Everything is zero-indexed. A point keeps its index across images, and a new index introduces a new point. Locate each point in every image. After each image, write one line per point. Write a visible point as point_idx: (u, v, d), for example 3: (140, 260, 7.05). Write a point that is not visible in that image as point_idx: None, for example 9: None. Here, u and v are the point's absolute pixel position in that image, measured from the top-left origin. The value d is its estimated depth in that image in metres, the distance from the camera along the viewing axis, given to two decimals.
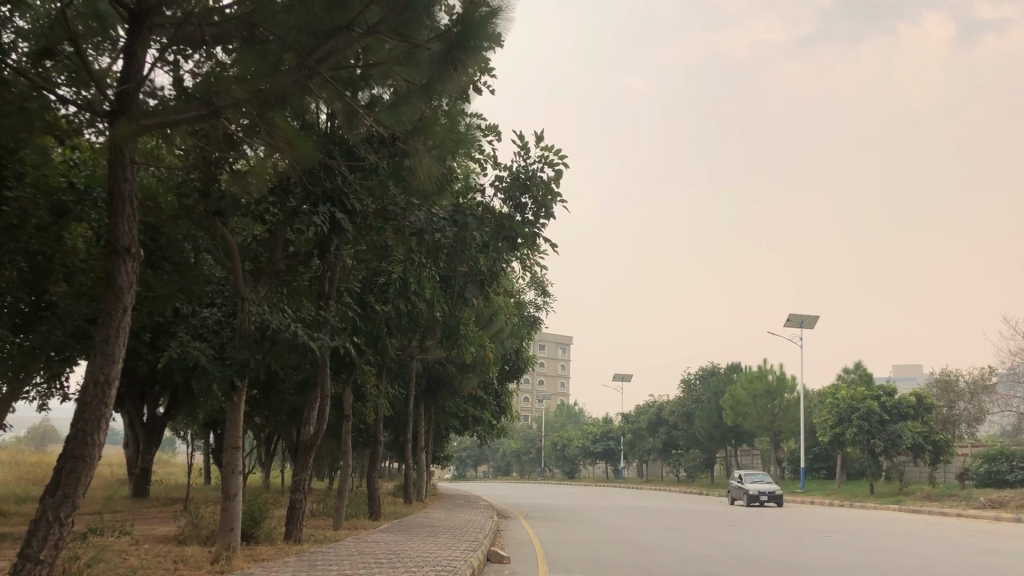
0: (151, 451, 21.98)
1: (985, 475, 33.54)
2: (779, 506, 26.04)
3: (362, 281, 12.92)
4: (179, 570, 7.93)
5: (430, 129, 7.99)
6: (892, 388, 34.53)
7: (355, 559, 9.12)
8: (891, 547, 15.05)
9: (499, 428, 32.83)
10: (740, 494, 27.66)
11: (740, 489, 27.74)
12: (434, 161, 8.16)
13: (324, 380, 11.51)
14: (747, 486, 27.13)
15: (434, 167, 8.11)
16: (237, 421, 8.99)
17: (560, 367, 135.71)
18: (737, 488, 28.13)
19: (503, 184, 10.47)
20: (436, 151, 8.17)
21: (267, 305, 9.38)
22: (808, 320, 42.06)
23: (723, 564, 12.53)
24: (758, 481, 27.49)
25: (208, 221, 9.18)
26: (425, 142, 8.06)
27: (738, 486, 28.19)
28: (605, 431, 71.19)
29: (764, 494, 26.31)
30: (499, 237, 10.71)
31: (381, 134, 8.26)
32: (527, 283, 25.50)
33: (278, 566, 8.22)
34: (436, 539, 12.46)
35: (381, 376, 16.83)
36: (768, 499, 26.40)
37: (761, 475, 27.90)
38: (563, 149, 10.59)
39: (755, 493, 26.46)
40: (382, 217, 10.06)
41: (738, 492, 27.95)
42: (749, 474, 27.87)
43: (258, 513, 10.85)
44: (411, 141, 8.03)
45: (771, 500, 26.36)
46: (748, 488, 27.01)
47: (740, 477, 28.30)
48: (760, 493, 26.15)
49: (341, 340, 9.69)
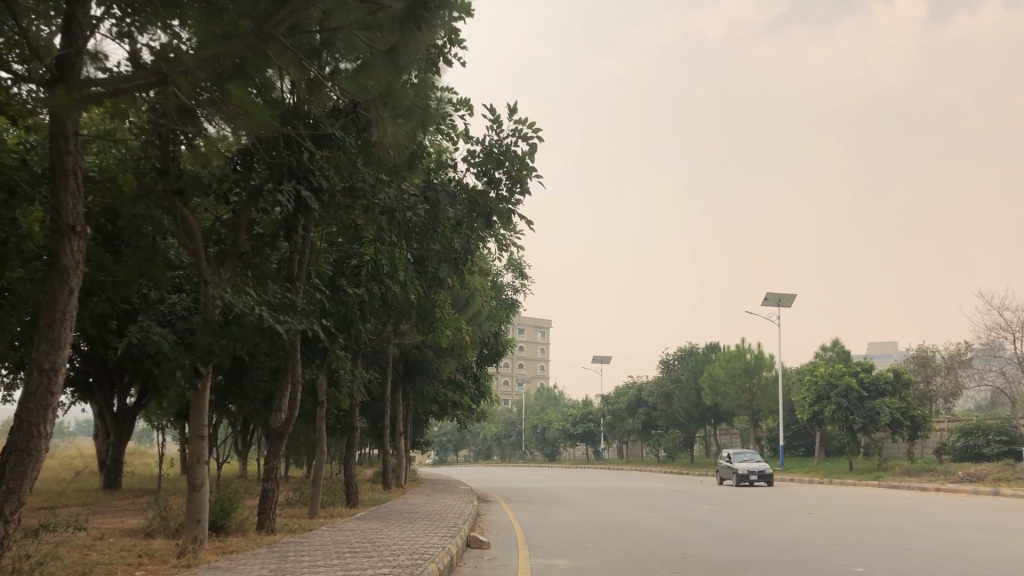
0: (122, 442, 21.48)
1: (962, 450, 33.74)
2: (765, 486, 25.91)
3: (334, 263, 12.74)
4: (142, 565, 7.60)
5: (395, 98, 7.58)
6: (869, 364, 34.65)
7: (328, 549, 8.82)
8: (874, 523, 14.96)
9: (479, 413, 32.64)
10: (728, 474, 27.50)
11: (728, 469, 27.55)
12: (402, 131, 7.63)
13: (295, 365, 11.19)
14: (735, 465, 26.95)
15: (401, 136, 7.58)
16: (202, 407, 8.64)
17: (538, 351, 135.76)
18: (725, 467, 27.93)
19: (475, 160, 10.07)
20: (404, 122, 7.66)
21: (231, 287, 8.96)
22: (786, 299, 42.13)
23: (705, 544, 12.35)
24: (746, 460, 27.29)
25: (168, 201, 8.79)
26: (390, 111, 7.58)
27: (725, 465, 28.01)
28: (585, 413, 71.26)
29: (752, 474, 26.11)
30: (472, 213, 10.14)
31: (345, 103, 7.91)
32: (503, 266, 25.23)
33: (247, 558, 7.89)
34: (414, 525, 12.19)
35: (356, 362, 16.52)
36: (755, 479, 26.26)
37: (749, 454, 27.72)
38: (536, 122, 10.24)
39: (742, 473, 26.26)
40: (351, 195, 9.82)
41: (726, 472, 27.76)
42: (736, 453, 27.68)
43: (228, 504, 10.52)
44: (374, 110, 7.58)
45: (758, 479, 26.21)
46: (736, 467, 26.80)
47: (728, 457, 28.08)
48: (748, 473, 25.97)
49: (310, 324, 9.33)
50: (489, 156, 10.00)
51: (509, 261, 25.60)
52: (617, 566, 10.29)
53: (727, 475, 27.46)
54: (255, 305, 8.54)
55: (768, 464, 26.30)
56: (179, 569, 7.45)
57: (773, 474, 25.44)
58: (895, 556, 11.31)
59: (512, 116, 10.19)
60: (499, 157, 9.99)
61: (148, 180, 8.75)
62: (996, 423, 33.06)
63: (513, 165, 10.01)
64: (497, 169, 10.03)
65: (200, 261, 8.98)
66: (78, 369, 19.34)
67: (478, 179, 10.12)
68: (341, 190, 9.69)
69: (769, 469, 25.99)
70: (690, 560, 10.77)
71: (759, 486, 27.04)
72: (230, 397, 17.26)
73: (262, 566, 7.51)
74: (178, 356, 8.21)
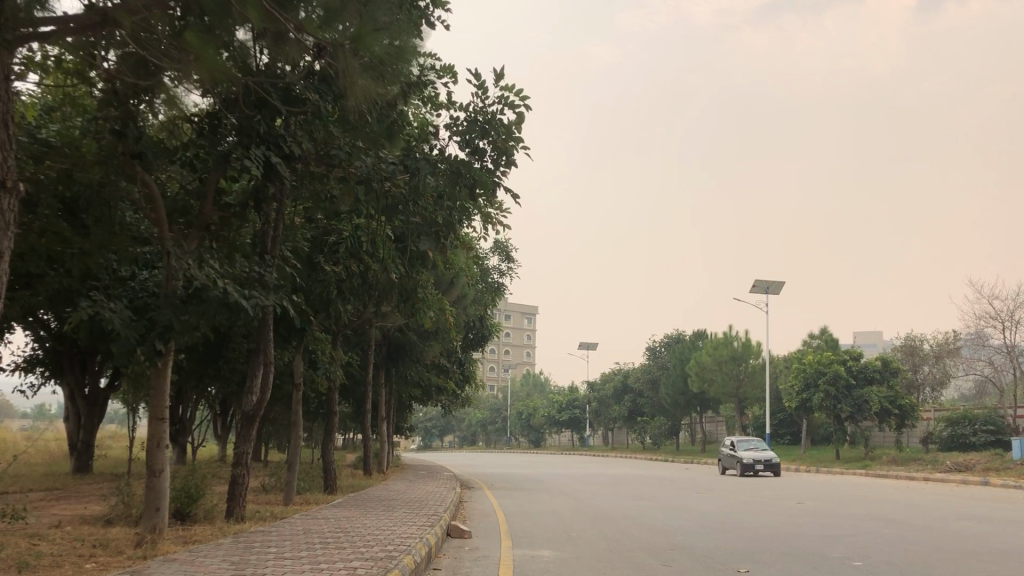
0: (94, 425, 20.90)
1: (950, 439, 33.47)
2: (770, 476, 25.28)
3: (312, 241, 12.19)
4: (94, 557, 7.05)
5: (363, 41, 7.10)
6: (857, 352, 34.32)
7: (298, 539, 8.29)
8: (869, 514, 14.53)
9: (464, 398, 32.11)
10: (732, 463, 26.88)
11: (731, 457, 26.92)
12: (369, 84, 7.30)
13: (268, 345, 10.56)
14: (739, 454, 26.32)
15: (368, 90, 7.24)
16: (163, 387, 8.08)
17: (524, 337, 135.47)
18: (727, 455, 27.25)
19: (457, 128, 9.50)
20: (371, 72, 7.33)
21: (194, 260, 8.35)
22: (774, 286, 41.82)
23: (696, 534, 11.85)
24: (752, 449, 26.63)
25: (128, 166, 8.20)
26: (356, 54, 7.18)
27: (728, 453, 27.40)
28: (571, 400, 70.81)
29: (757, 463, 25.44)
30: (454, 185, 9.65)
31: (314, 52, 7.52)
32: (489, 248, 24.70)
33: (208, 549, 7.35)
34: (392, 514, 11.69)
35: (336, 343, 15.97)
36: (761, 468, 25.63)
37: (753, 442, 27.06)
38: (524, 90, 9.69)
39: (748, 462, 25.56)
40: (326, 163, 9.47)
41: (728, 461, 27.14)
42: (740, 441, 27.02)
43: (194, 491, 9.96)
44: (339, 53, 7.21)
45: (763, 468, 25.58)
46: (741, 456, 26.12)
47: (732, 445, 27.41)
48: (752, 462, 25.36)
49: (281, 299, 8.69)
50: (473, 124, 9.44)
51: (494, 243, 25.08)
52: (605, 558, 9.80)
53: (731, 464, 26.82)
54: (219, 280, 7.87)
55: (774, 453, 25.65)
56: (131, 561, 6.90)
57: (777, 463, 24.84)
58: (896, 549, 10.85)
59: (499, 82, 9.64)
60: (484, 126, 9.44)
61: (105, 142, 8.10)
62: (984, 412, 32.84)
63: (499, 134, 9.44)
64: (481, 139, 9.46)
65: (162, 227, 8.31)
66: (47, 349, 18.76)
67: (461, 149, 9.54)
68: (314, 156, 9.30)
69: (774, 458, 25.39)
70: (681, 552, 10.26)
71: (766, 476, 26.39)
72: (205, 378, 16.67)
73: (223, 558, 6.96)
74: (132, 333, 7.62)
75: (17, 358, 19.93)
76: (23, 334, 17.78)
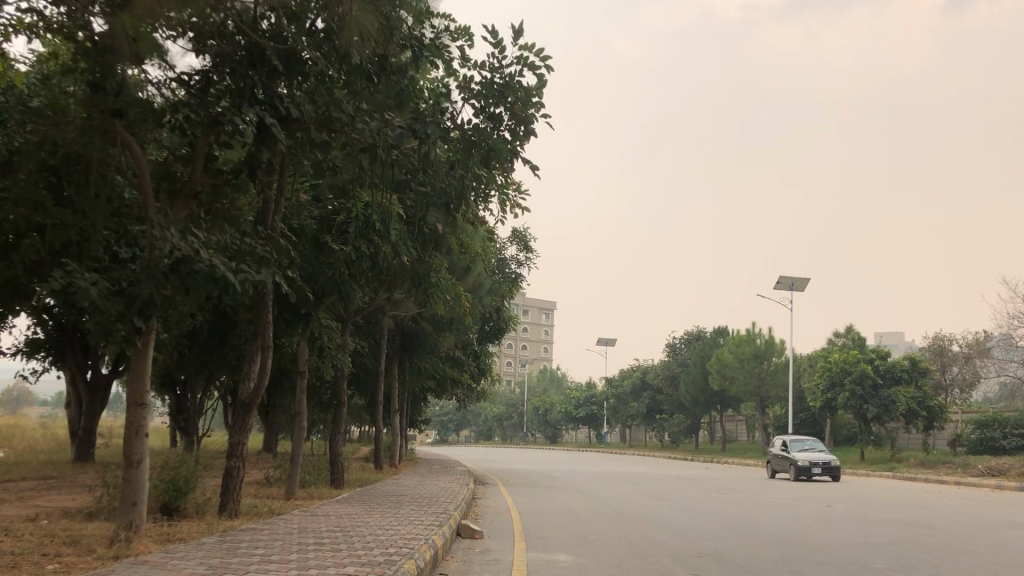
0: (96, 412, 20.38)
1: (979, 442, 32.37)
2: (825, 483, 24.04)
3: (320, 219, 11.61)
4: (58, 557, 6.33)
5: None
6: (885, 351, 33.31)
7: (291, 539, 7.56)
8: (911, 521, 13.63)
9: (481, 392, 31.33)
10: (781, 465, 25.69)
11: (783, 459, 25.69)
12: None
13: (266, 327, 9.87)
14: (792, 456, 25.09)
15: None
16: (145, 369, 7.38)
17: (542, 333, 134.83)
18: (777, 456, 26.09)
19: (471, 91, 8.70)
20: None
21: (181, 228, 7.62)
22: (799, 283, 40.79)
23: (729, 540, 10.96)
24: (806, 450, 25.40)
25: (108, 125, 7.51)
26: None
27: (778, 455, 26.22)
28: (589, 396, 69.92)
29: (813, 467, 24.21)
30: (468, 152, 8.85)
31: None
32: (507, 238, 23.91)
33: (187, 550, 6.60)
34: (399, 511, 10.94)
35: (344, 329, 15.21)
36: (817, 471, 24.34)
37: (806, 442, 25.83)
38: (545, 50, 8.88)
39: (803, 465, 24.28)
40: (327, 128, 8.67)
41: (778, 463, 25.94)
42: (794, 442, 25.82)
43: (183, 484, 9.21)
44: None
45: (820, 472, 24.33)
46: (795, 459, 24.88)
47: (783, 446, 26.19)
48: (808, 464, 24.17)
49: (274, 276, 7.93)
50: (488, 87, 8.65)
51: (513, 233, 24.29)
52: (630, 563, 8.99)
53: (782, 466, 25.63)
54: (204, 252, 7.16)
55: (830, 456, 24.39)
56: (98, 563, 6.15)
57: (835, 468, 23.60)
58: (948, 561, 9.91)
59: (517, 41, 8.83)
60: (501, 90, 8.63)
61: (84, 98, 7.45)
62: (1015, 415, 31.69)
63: (518, 99, 8.64)
64: (498, 102, 8.66)
65: (146, 194, 7.61)
66: (48, 332, 18.19)
67: (477, 116, 8.76)
68: (315, 120, 8.46)
69: (833, 462, 24.11)
70: (709, 559, 9.42)
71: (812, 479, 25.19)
72: (209, 363, 16.00)
73: (201, 560, 6.22)
74: (108, 307, 6.83)
75: (18, 342, 19.42)
76: (24, 317, 17.24)
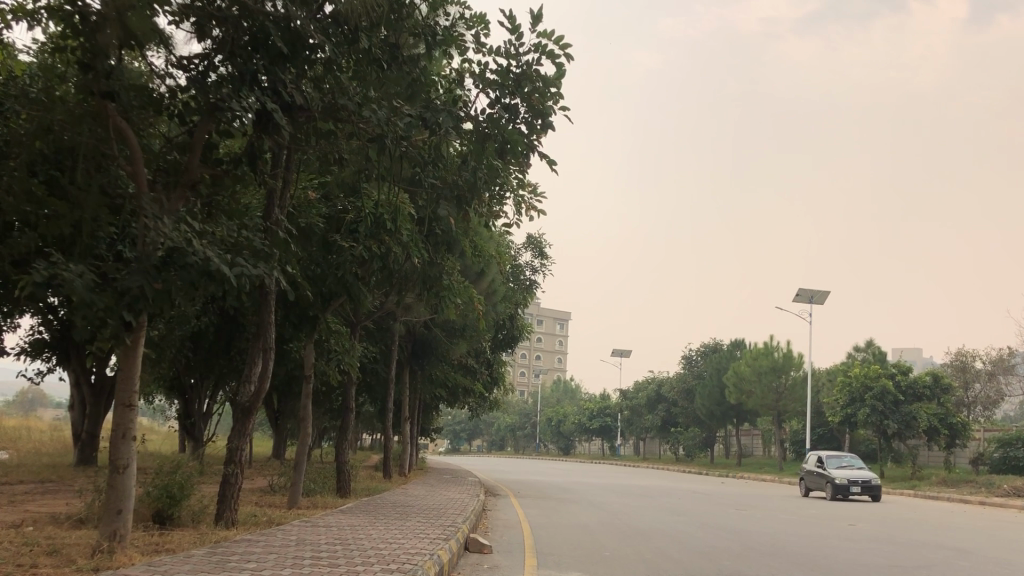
0: (99, 416, 20.04)
1: (1002, 461, 31.56)
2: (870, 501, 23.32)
3: (328, 216, 11.19)
4: (35, 566, 5.91)
5: None
6: (906, 366, 32.56)
7: (286, 553, 7.08)
8: (941, 543, 13.00)
9: (494, 402, 30.84)
10: (817, 482, 25.01)
11: (817, 476, 25.00)
12: None
13: (268, 329, 9.40)
14: (829, 472, 24.39)
15: None
16: (134, 368, 6.94)
17: (556, 342, 134.25)
18: (813, 473, 25.40)
19: (485, 80, 8.25)
20: None
21: (175, 219, 7.20)
22: (818, 295, 40.12)
23: (751, 560, 10.40)
24: (841, 467, 24.69)
25: (101, 110, 7.11)
26: None
27: (813, 471, 25.55)
28: (603, 407, 69.26)
29: (852, 485, 23.50)
30: (483, 145, 8.30)
31: None
32: (523, 244, 23.46)
33: (172, 563, 6.15)
34: (404, 523, 10.43)
35: (353, 333, 14.77)
36: (856, 489, 23.61)
37: (843, 459, 25.11)
38: (564, 38, 8.41)
39: (840, 483, 23.57)
40: (333, 117, 8.26)
41: (813, 479, 25.26)
42: (830, 458, 25.12)
43: (178, 490, 8.79)
44: None
45: (859, 489, 23.60)
46: (832, 476, 24.19)
47: (819, 463, 25.50)
48: (847, 483, 23.46)
49: (274, 271, 7.48)
50: (504, 76, 8.19)
51: (528, 239, 23.84)
52: None
53: (817, 483, 24.95)
54: (198, 243, 6.77)
55: (868, 474, 23.64)
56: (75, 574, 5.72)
57: (878, 486, 22.89)
58: None
59: (536, 28, 8.36)
60: (518, 79, 8.17)
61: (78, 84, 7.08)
62: None
63: (535, 90, 8.19)
64: (515, 93, 8.20)
65: (141, 183, 7.21)
66: (52, 333, 17.88)
67: (492, 107, 8.28)
68: (321, 108, 8.15)
69: (873, 480, 23.38)
70: None
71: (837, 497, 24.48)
72: (214, 367, 15.60)
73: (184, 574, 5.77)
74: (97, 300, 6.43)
75: (23, 342, 19.12)
76: (28, 317, 16.93)
